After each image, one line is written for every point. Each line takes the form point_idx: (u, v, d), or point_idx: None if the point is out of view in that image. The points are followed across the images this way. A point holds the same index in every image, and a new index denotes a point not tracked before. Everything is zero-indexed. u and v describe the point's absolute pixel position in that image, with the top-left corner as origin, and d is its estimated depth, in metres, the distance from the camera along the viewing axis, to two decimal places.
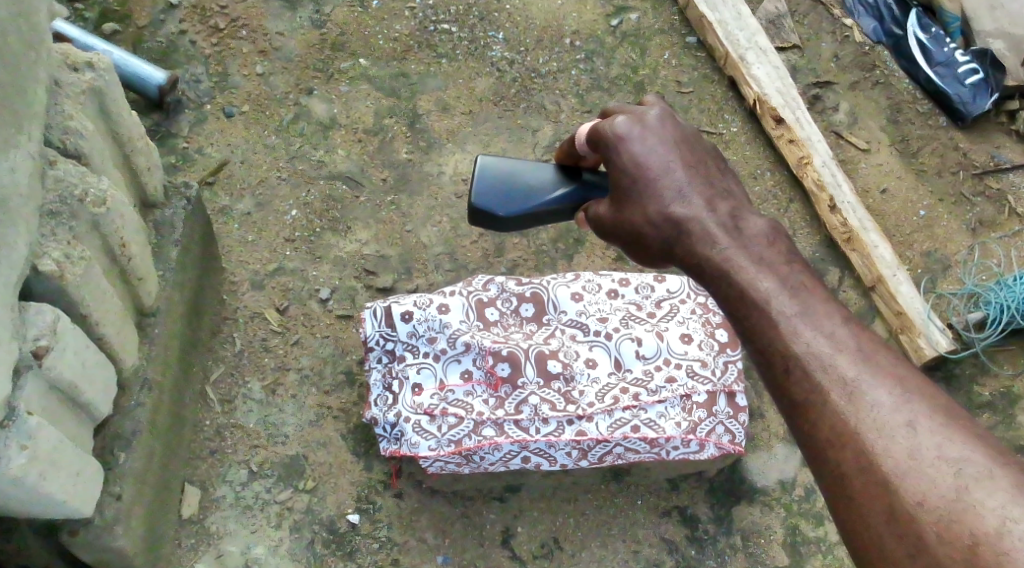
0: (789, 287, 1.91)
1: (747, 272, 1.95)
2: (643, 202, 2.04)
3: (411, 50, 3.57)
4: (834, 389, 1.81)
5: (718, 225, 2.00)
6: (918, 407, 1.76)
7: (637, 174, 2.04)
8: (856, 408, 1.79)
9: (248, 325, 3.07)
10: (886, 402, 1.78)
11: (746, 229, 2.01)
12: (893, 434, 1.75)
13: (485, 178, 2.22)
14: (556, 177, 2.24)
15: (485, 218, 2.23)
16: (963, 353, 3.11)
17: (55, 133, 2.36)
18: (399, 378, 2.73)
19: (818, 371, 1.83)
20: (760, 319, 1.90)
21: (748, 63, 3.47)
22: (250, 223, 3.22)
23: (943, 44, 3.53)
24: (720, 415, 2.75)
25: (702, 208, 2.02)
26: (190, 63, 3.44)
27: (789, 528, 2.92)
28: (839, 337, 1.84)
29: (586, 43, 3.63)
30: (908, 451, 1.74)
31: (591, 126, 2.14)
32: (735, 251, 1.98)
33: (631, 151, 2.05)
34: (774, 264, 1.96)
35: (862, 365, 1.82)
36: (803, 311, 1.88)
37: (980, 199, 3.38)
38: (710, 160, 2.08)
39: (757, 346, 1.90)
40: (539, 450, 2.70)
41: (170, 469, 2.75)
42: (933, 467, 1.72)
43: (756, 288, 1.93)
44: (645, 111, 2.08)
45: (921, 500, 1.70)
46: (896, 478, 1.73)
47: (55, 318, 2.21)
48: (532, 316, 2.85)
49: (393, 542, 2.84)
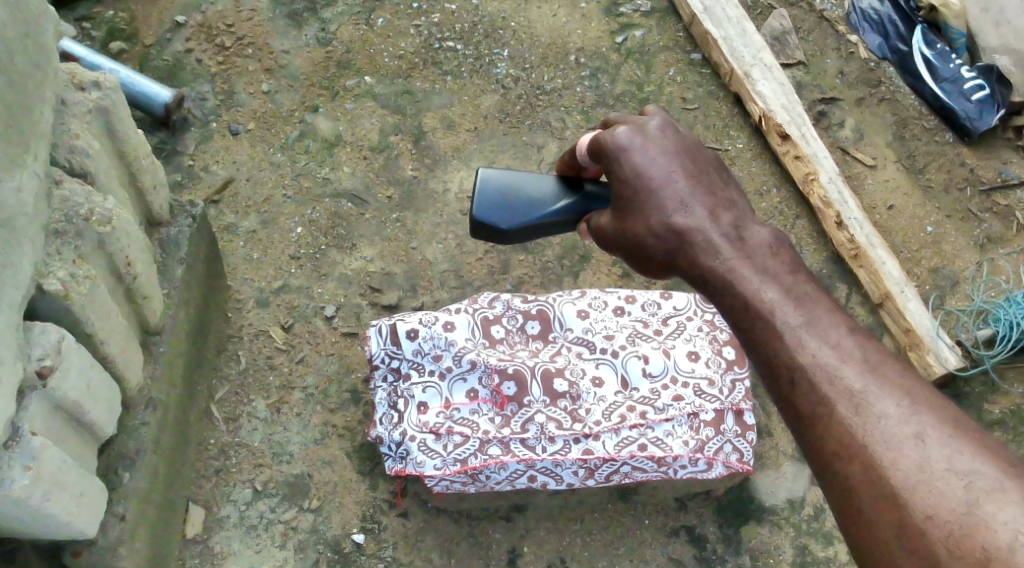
0: (794, 297, 1.90)
1: (750, 282, 1.94)
2: (645, 212, 2.02)
3: (416, 67, 3.57)
4: (842, 402, 1.79)
5: (721, 235, 1.99)
6: (927, 419, 1.75)
7: (639, 185, 2.03)
8: (865, 421, 1.77)
9: (253, 342, 3.06)
10: (894, 414, 1.76)
11: (749, 239, 1.99)
12: (901, 446, 1.74)
13: (486, 192, 2.21)
14: (556, 189, 2.23)
15: (487, 232, 2.22)
16: (973, 370, 3.09)
17: (61, 152, 2.36)
18: (404, 397, 2.71)
19: (824, 382, 1.81)
20: (764, 330, 1.89)
21: (754, 80, 3.46)
22: (255, 241, 3.21)
23: (948, 60, 3.51)
24: (728, 433, 2.74)
25: (705, 218, 2.00)
26: (195, 81, 3.44)
27: (798, 547, 2.90)
28: (844, 348, 1.83)
29: (591, 60, 3.62)
30: (918, 463, 1.72)
31: (591, 137, 2.12)
32: (737, 260, 1.97)
33: (632, 161, 2.04)
34: (778, 274, 1.94)
35: (869, 377, 1.80)
36: (809, 322, 1.87)
37: (987, 215, 3.37)
38: (713, 169, 2.07)
39: (763, 357, 1.89)
40: (545, 469, 2.67)
41: (174, 489, 2.73)
42: (944, 480, 1.70)
43: (761, 299, 1.92)
44: (646, 122, 2.07)
45: (932, 514, 1.68)
46: (906, 492, 1.71)
47: (60, 338, 2.20)
48: (538, 333, 2.83)
49: (398, 562, 2.82)
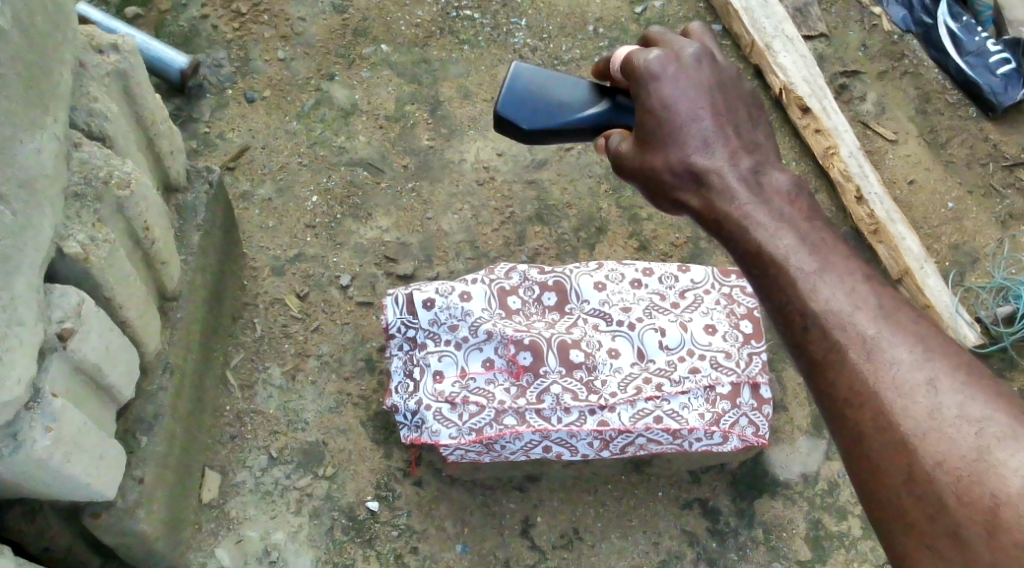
0: (808, 243, 1.88)
1: (766, 226, 1.91)
2: (665, 150, 1.98)
3: (433, 36, 3.54)
4: (854, 347, 1.77)
5: (740, 178, 1.96)
6: (941, 365, 1.73)
7: (662, 120, 1.98)
8: (877, 367, 1.75)
9: (269, 310, 3.06)
10: (908, 359, 1.74)
11: (768, 183, 1.96)
12: (913, 393, 1.72)
13: (515, 86, 2.18)
14: (588, 94, 2.18)
15: (508, 130, 2.20)
16: (991, 347, 3.05)
17: (80, 115, 2.39)
18: (420, 365, 2.71)
19: (836, 328, 1.79)
20: (778, 274, 1.87)
21: (775, 52, 3.40)
22: (270, 209, 3.21)
23: (974, 33, 3.47)
24: (744, 407, 2.72)
25: (725, 159, 1.97)
26: (211, 47, 3.44)
27: (811, 522, 2.88)
28: (859, 293, 1.81)
29: (609, 31, 3.59)
30: (929, 410, 1.71)
31: (627, 51, 2.05)
32: (754, 205, 1.94)
33: (663, 91, 1.98)
34: (795, 220, 1.92)
35: (884, 322, 1.78)
36: (824, 267, 1.84)
37: (1010, 190, 3.32)
38: (741, 109, 2.02)
39: (775, 302, 1.86)
40: (560, 439, 2.68)
41: (191, 453, 2.75)
42: (955, 426, 1.69)
43: (775, 244, 1.89)
44: (679, 50, 2.01)
45: (941, 461, 1.68)
46: (916, 439, 1.70)
47: (80, 300, 2.21)
48: (554, 305, 2.82)
49: (412, 530, 2.83)
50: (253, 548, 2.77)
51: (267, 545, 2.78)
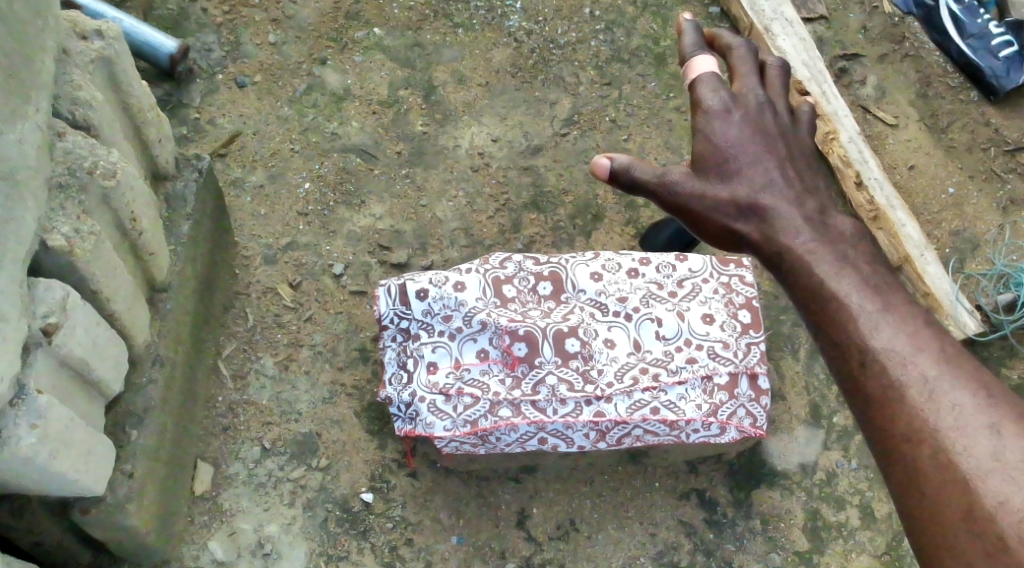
0: (871, 288, 2.02)
1: (828, 269, 2.06)
2: (731, 188, 2.13)
3: (427, 19, 3.49)
4: (913, 388, 1.90)
5: (804, 220, 2.11)
6: (1002, 410, 1.84)
7: (726, 152, 2.14)
8: (935, 407, 1.88)
9: (261, 299, 3.03)
10: (969, 402, 1.86)
11: (832, 226, 2.12)
12: (975, 435, 1.83)
13: None
14: None
15: None
16: (992, 335, 3.02)
17: (64, 104, 2.34)
18: (414, 357, 2.67)
19: (896, 369, 1.92)
20: (838, 314, 2.01)
21: (774, 35, 3.35)
22: (262, 196, 3.17)
23: (976, 15, 3.41)
24: (741, 398, 2.69)
25: (790, 202, 2.13)
26: (201, 31, 3.39)
27: (809, 512, 2.85)
28: (920, 338, 1.94)
29: (606, 13, 3.52)
30: (991, 451, 1.82)
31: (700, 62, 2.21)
32: (818, 246, 2.09)
33: (730, 125, 2.15)
34: (858, 265, 2.06)
35: (944, 366, 1.91)
36: (885, 311, 1.98)
37: (1011, 176, 3.27)
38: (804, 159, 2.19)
39: (833, 340, 2.00)
40: (556, 431, 2.65)
41: (182, 445, 2.72)
42: (1017, 470, 1.79)
43: (837, 285, 2.03)
44: (745, 95, 2.19)
45: (1003, 501, 1.78)
46: (977, 478, 1.80)
47: (65, 295, 2.17)
48: (550, 294, 2.76)
49: (407, 521, 2.80)
50: (247, 540, 2.74)
51: (261, 537, 2.75)
